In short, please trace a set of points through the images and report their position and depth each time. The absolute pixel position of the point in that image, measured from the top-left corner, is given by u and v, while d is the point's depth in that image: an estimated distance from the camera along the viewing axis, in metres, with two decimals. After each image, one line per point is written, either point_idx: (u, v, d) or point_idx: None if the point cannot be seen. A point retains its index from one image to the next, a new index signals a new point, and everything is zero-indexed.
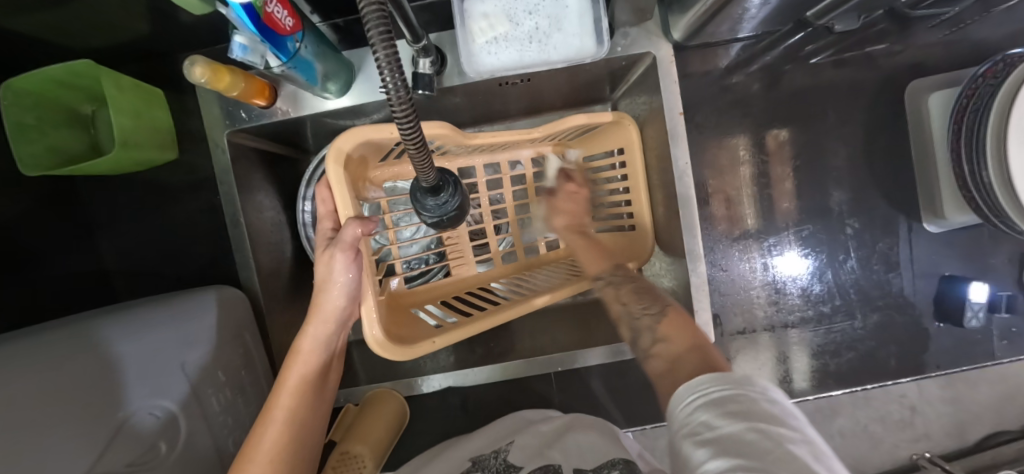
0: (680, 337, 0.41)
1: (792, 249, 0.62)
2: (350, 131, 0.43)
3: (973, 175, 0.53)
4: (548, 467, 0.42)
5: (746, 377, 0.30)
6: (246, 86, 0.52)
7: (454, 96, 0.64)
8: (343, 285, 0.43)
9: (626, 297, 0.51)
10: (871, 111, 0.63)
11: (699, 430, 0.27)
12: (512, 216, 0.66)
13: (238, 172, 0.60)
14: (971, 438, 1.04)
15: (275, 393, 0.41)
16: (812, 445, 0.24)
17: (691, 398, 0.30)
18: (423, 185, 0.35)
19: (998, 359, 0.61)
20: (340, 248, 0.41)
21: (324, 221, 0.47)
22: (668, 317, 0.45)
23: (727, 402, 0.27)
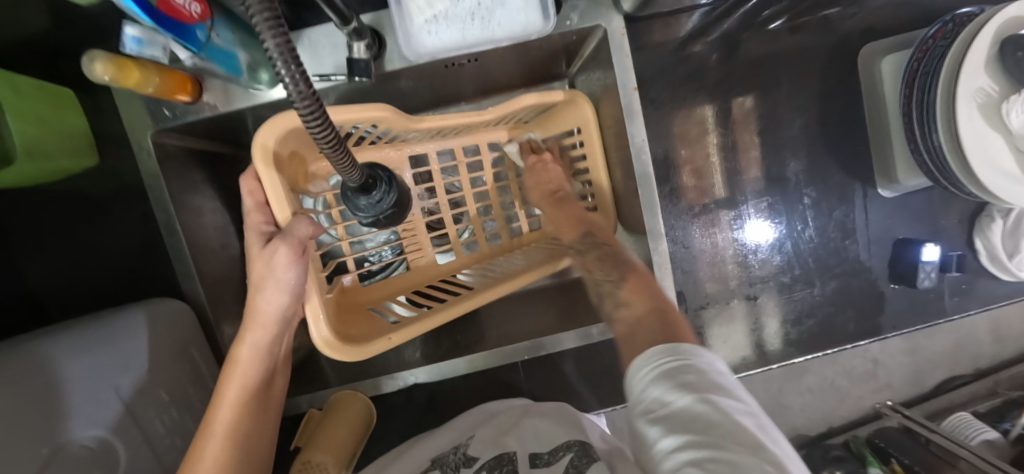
0: (639, 300, 0.40)
1: (755, 217, 0.62)
2: (274, 118, 0.39)
3: (924, 138, 0.53)
4: (502, 456, 0.40)
5: (692, 346, 0.29)
6: (161, 81, 0.47)
7: (399, 80, 0.60)
8: (284, 285, 0.39)
9: (592, 266, 0.49)
10: (825, 78, 0.63)
11: (651, 409, 0.26)
12: (471, 203, 0.63)
13: (168, 177, 0.55)
14: (926, 384, 1.10)
15: (214, 406, 0.38)
16: (757, 417, 0.24)
17: (643, 370, 0.29)
18: (350, 184, 0.32)
19: (949, 316, 0.63)
20: (287, 244, 0.38)
21: (256, 216, 0.43)
22: (629, 278, 0.44)
23: (677, 374, 0.26)
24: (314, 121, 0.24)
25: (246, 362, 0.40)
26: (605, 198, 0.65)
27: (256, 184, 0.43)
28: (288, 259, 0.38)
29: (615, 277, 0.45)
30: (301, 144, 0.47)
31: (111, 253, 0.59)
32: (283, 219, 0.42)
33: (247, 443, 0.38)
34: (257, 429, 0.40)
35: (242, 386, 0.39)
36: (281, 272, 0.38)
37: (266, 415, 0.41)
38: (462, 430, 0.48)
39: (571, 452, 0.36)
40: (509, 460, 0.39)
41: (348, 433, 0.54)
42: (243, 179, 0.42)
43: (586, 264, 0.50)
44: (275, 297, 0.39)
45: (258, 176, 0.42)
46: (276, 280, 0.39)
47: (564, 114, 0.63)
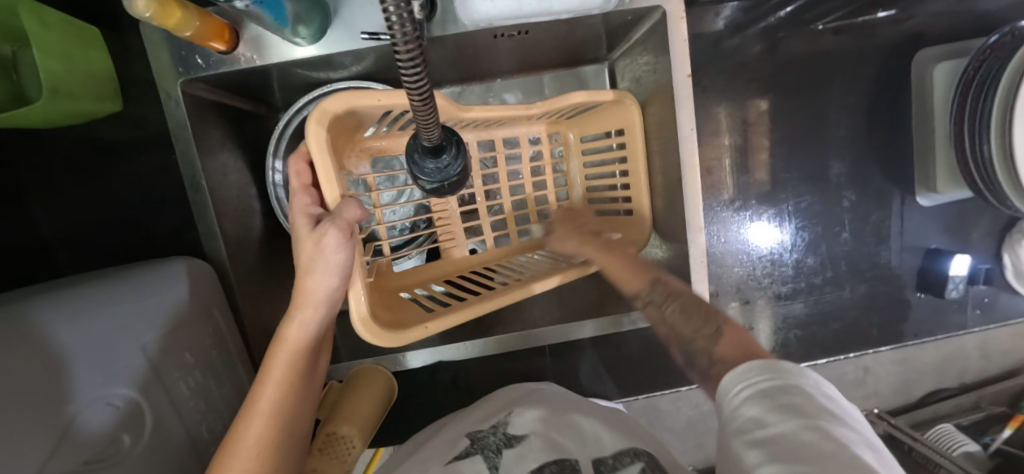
0: (737, 351, 0.34)
1: (761, 219, 0.62)
2: (339, 94, 0.38)
3: (973, 149, 0.53)
4: (563, 461, 0.37)
5: (797, 368, 0.28)
6: (201, 26, 0.44)
7: (443, 47, 0.57)
8: (333, 266, 0.36)
9: (675, 319, 0.43)
10: (873, 80, 0.62)
11: (746, 429, 0.25)
12: (506, 196, 0.63)
13: (198, 129, 0.52)
14: (916, 394, 1.12)
15: (258, 384, 0.36)
16: (872, 446, 0.22)
17: (737, 388, 0.28)
18: (423, 144, 0.30)
19: (970, 328, 0.64)
20: (336, 225, 0.35)
21: (301, 197, 0.40)
22: (724, 329, 0.38)
23: (773, 397, 0.25)
24: (411, 73, 0.23)
25: (293, 341, 0.38)
26: (642, 204, 0.62)
27: (305, 163, 0.41)
28: (339, 240, 0.35)
29: (708, 331, 0.39)
30: (351, 125, 0.45)
31: (131, 207, 0.56)
32: (332, 202, 0.38)
33: (290, 425, 0.36)
34: (299, 410, 0.38)
35: (288, 365, 0.37)
36: (331, 254, 0.36)
37: (308, 397, 0.39)
38: (494, 412, 0.47)
39: (640, 460, 0.37)
40: (571, 466, 0.36)
41: (371, 407, 0.53)
42: (293, 157, 0.40)
43: (666, 316, 0.44)
44: (325, 280, 0.36)
45: (307, 158, 0.41)
46: (325, 261, 0.36)
47: (608, 114, 0.62)
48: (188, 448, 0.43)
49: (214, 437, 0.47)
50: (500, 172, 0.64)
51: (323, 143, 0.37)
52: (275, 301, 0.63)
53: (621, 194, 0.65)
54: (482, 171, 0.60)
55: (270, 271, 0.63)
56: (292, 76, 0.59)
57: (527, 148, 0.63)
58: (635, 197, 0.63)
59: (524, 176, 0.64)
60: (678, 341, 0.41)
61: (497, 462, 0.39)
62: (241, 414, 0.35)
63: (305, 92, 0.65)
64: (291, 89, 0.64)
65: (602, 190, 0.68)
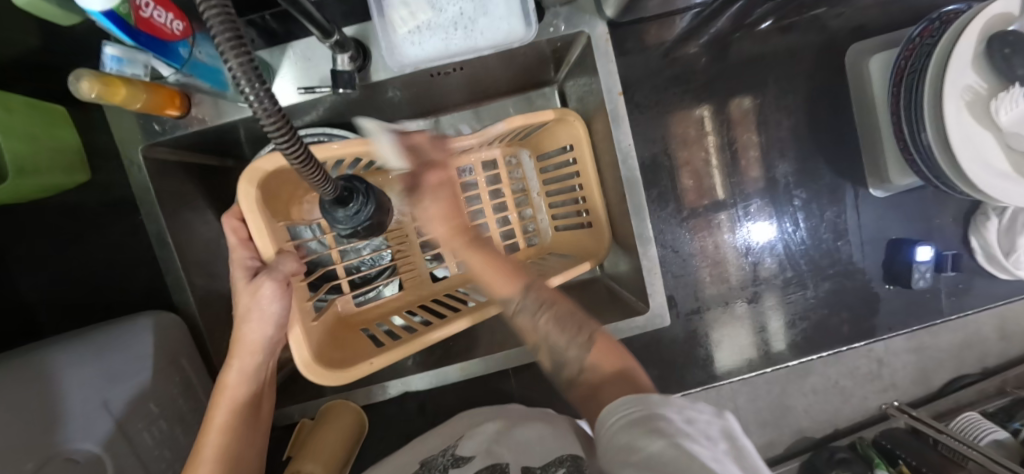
0: (607, 361, 0.41)
1: (762, 218, 0.62)
2: (266, 153, 0.39)
3: (912, 138, 0.53)
4: (495, 465, 0.37)
5: (647, 395, 0.34)
6: (149, 97, 0.47)
7: (386, 90, 0.60)
8: (268, 316, 0.39)
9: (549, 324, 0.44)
10: (812, 79, 0.62)
11: (620, 454, 0.30)
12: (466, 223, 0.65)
13: (159, 190, 0.56)
14: (935, 384, 1.08)
15: (203, 434, 0.38)
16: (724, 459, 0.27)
17: (620, 413, 0.33)
18: (326, 197, 0.32)
19: (947, 316, 0.63)
20: (271, 278, 0.38)
21: (241, 251, 0.41)
22: (595, 340, 0.43)
23: (648, 421, 0.31)
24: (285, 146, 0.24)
25: (235, 389, 0.40)
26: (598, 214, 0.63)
27: (238, 220, 0.41)
28: (274, 292, 0.38)
29: (582, 338, 0.43)
30: (287, 177, 0.47)
31: (106, 267, 0.59)
32: (268, 255, 0.40)
33: (235, 466, 0.38)
34: (245, 453, 0.40)
35: (230, 411, 0.39)
36: (267, 304, 0.38)
37: (254, 440, 0.41)
38: (448, 437, 0.48)
39: (564, 467, 0.35)
40: (500, 470, 0.36)
41: (339, 441, 0.54)
42: (225, 216, 0.40)
43: (540, 325, 0.45)
44: (261, 329, 0.38)
45: (240, 215, 0.42)
46: (260, 311, 0.38)
47: (558, 131, 0.63)
48: None
49: None
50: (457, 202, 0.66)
51: (252, 201, 0.40)
52: None
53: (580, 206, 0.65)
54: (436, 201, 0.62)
55: None
56: (258, 129, 0.63)
57: (480, 176, 0.67)
58: (592, 206, 0.64)
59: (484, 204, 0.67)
60: (549, 346, 0.44)
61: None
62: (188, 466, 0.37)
63: (266, 143, 0.68)
64: (251, 142, 0.67)
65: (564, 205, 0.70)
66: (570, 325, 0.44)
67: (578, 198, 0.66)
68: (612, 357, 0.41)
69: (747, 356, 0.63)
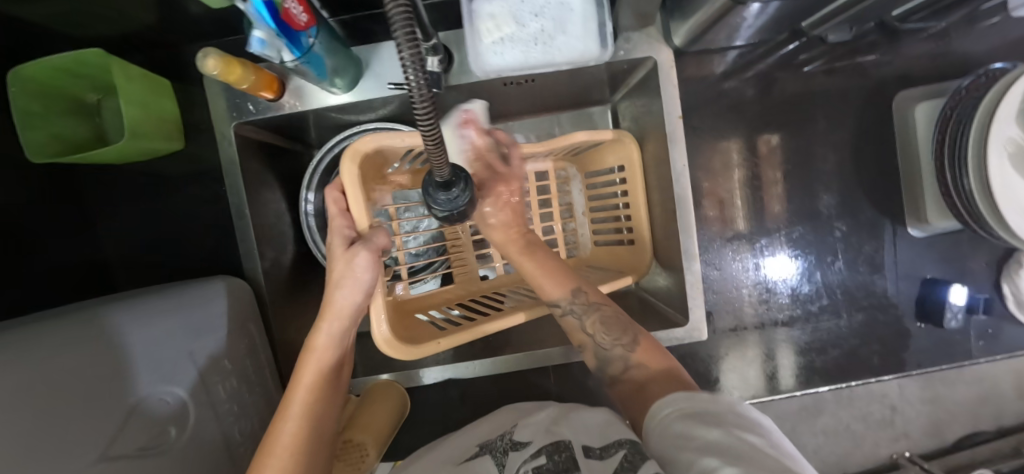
0: (651, 361, 0.45)
1: (782, 250, 0.65)
2: (371, 134, 0.44)
3: (954, 183, 0.56)
4: (557, 443, 0.40)
5: (692, 392, 0.38)
6: (255, 79, 0.52)
7: (459, 96, 0.64)
8: (358, 284, 0.42)
9: (593, 329, 0.49)
10: (858, 120, 0.66)
11: (677, 443, 0.33)
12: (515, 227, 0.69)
13: (244, 164, 0.60)
14: (948, 436, 1.08)
15: (292, 390, 0.42)
16: (775, 445, 0.31)
17: (666, 411, 0.37)
18: (435, 179, 0.36)
19: (975, 358, 0.64)
20: (368, 248, 0.42)
21: (339, 221, 0.45)
22: (639, 340, 0.47)
23: (694, 415, 0.34)
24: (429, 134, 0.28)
25: (321, 351, 0.43)
26: (642, 232, 0.66)
27: (339, 192, 0.46)
28: (369, 261, 0.42)
29: (626, 340, 0.48)
30: (376, 161, 0.51)
31: (184, 230, 0.64)
32: (363, 227, 0.45)
33: (318, 424, 0.41)
34: (325, 413, 0.42)
35: (315, 372, 0.43)
36: (360, 273, 0.42)
37: (332, 403, 0.44)
38: (504, 424, 0.50)
39: (624, 449, 0.36)
40: (564, 446, 0.39)
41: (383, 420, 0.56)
42: (328, 187, 0.45)
43: (586, 325, 0.50)
44: (352, 296, 0.42)
45: (341, 188, 0.46)
46: (353, 279, 0.42)
47: (609, 152, 0.67)
48: (221, 447, 0.47)
49: (245, 441, 0.51)
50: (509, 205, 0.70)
51: (355, 178, 0.44)
52: (301, 319, 0.69)
53: (624, 223, 0.69)
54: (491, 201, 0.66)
55: (297, 292, 0.69)
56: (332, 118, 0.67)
57: (533, 185, 0.70)
58: (637, 225, 0.67)
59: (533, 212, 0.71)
60: (594, 346, 0.49)
61: (502, 461, 0.41)
62: (276, 418, 0.40)
63: (337, 132, 0.73)
64: (324, 129, 0.71)
65: (605, 221, 0.72)
66: (614, 328, 0.49)
67: (621, 215, 0.69)
68: (651, 355, 0.46)
69: (773, 378, 0.65)
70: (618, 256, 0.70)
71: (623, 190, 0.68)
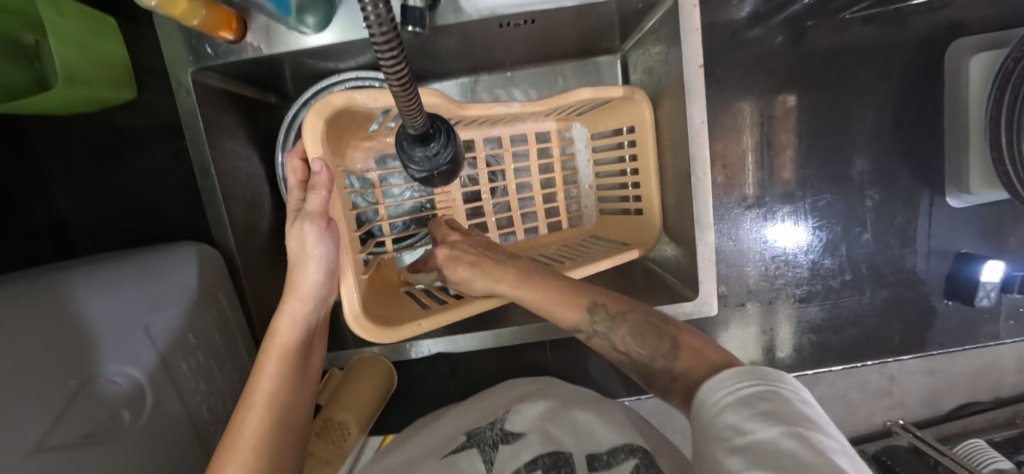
0: (701, 364, 0.33)
1: (804, 219, 0.59)
2: (340, 89, 0.38)
3: (1010, 147, 0.49)
4: (558, 454, 0.35)
5: (774, 373, 0.28)
6: (208, 15, 0.45)
7: (448, 38, 0.56)
8: (318, 258, 0.39)
9: (626, 343, 0.39)
10: (901, 75, 0.58)
11: (726, 433, 0.24)
12: (513, 194, 0.62)
13: (207, 117, 0.53)
14: (945, 407, 1.06)
15: (254, 378, 0.38)
16: (848, 452, 0.21)
17: (718, 394, 0.28)
18: (410, 132, 0.30)
19: (1001, 339, 0.60)
20: (309, 218, 0.38)
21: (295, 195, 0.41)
22: (682, 344, 0.36)
23: (751, 402, 0.25)
24: (396, 78, 0.22)
25: (284, 333, 0.39)
26: (650, 203, 0.60)
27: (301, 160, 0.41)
28: (318, 232, 0.38)
29: (664, 347, 0.36)
30: (344, 122, 0.44)
31: (147, 192, 0.58)
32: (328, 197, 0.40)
33: (287, 415, 0.37)
34: (296, 402, 0.39)
35: (280, 358, 0.39)
36: (312, 247, 0.38)
37: (304, 392, 0.40)
38: (494, 409, 0.46)
39: (636, 456, 0.34)
40: (566, 461, 0.35)
41: (370, 395, 0.53)
42: (288, 155, 0.40)
43: (617, 343, 0.40)
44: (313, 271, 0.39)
45: (302, 155, 0.41)
46: (310, 255, 0.38)
47: (618, 111, 0.60)
48: (187, 428, 0.43)
49: (216, 419, 0.47)
50: (507, 169, 0.63)
51: (317, 137, 0.37)
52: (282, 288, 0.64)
53: (630, 192, 0.62)
54: (487, 167, 0.60)
55: (276, 260, 0.64)
56: (305, 65, 0.59)
57: (533, 147, 0.62)
58: (645, 194, 0.60)
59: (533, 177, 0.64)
60: (634, 364, 0.39)
61: (492, 458, 0.37)
62: (239, 408, 0.36)
63: (314, 82, 0.65)
64: (300, 79, 0.64)
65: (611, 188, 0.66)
66: (647, 337, 0.38)
67: (628, 183, 0.63)
68: (698, 356, 0.34)
69: (784, 355, 0.61)
70: (623, 228, 0.64)
71: (631, 155, 0.61)
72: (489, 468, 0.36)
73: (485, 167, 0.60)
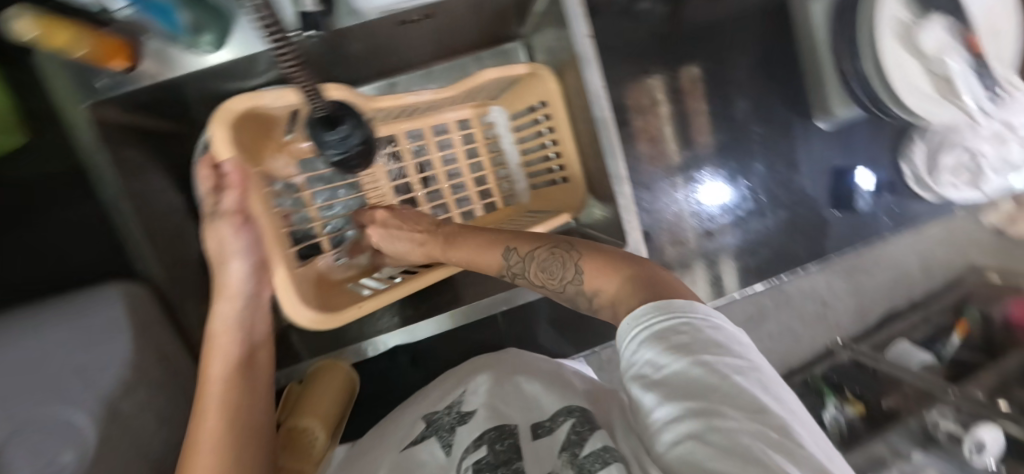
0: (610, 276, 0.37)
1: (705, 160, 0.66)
2: (241, 92, 0.39)
3: (854, 72, 0.59)
4: (503, 428, 0.37)
5: (682, 302, 0.31)
6: (93, 45, 0.41)
7: (352, 42, 0.57)
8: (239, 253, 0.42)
9: (539, 278, 0.42)
10: (762, 26, 0.67)
11: (646, 370, 0.27)
12: (442, 180, 0.64)
13: (113, 153, 0.51)
14: (873, 319, 1.18)
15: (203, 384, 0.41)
16: (753, 370, 0.26)
17: (634, 332, 0.30)
18: (314, 113, 0.32)
19: (882, 234, 0.71)
20: (224, 216, 0.41)
21: (210, 200, 0.41)
22: (586, 266, 0.39)
23: (668, 337, 0.28)
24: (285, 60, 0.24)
25: (222, 334, 0.43)
26: (574, 168, 0.65)
27: (212, 167, 0.41)
28: (233, 227, 0.42)
29: (570, 273, 0.40)
30: (254, 126, 0.45)
31: (64, 239, 0.56)
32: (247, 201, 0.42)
33: (242, 412, 0.41)
34: (250, 402, 0.42)
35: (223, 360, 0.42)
36: (231, 239, 0.42)
37: (256, 393, 0.43)
38: (453, 387, 0.47)
39: (573, 417, 0.35)
40: (509, 432, 0.37)
41: (334, 402, 0.53)
42: (199, 163, 0.40)
43: (532, 279, 0.43)
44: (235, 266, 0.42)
45: (213, 163, 0.41)
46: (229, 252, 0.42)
47: (528, 89, 0.64)
48: (142, 462, 0.42)
49: (173, 451, 0.46)
50: (433, 160, 0.65)
51: (227, 145, 0.38)
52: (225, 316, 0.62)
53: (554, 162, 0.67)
54: (414, 159, 0.62)
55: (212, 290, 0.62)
56: (211, 89, 0.58)
57: (455, 134, 0.65)
58: (567, 161, 0.65)
59: (461, 163, 0.66)
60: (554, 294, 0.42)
61: (450, 441, 0.39)
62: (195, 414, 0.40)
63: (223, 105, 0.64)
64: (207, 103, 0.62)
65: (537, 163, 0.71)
66: (555, 266, 0.41)
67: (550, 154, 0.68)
68: (604, 275, 0.38)
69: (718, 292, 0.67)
70: (555, 196, 0.68)
71: (547, 128, 0.66)
72: (448, 451, 0.38)
73: (411, 158, 0.62)
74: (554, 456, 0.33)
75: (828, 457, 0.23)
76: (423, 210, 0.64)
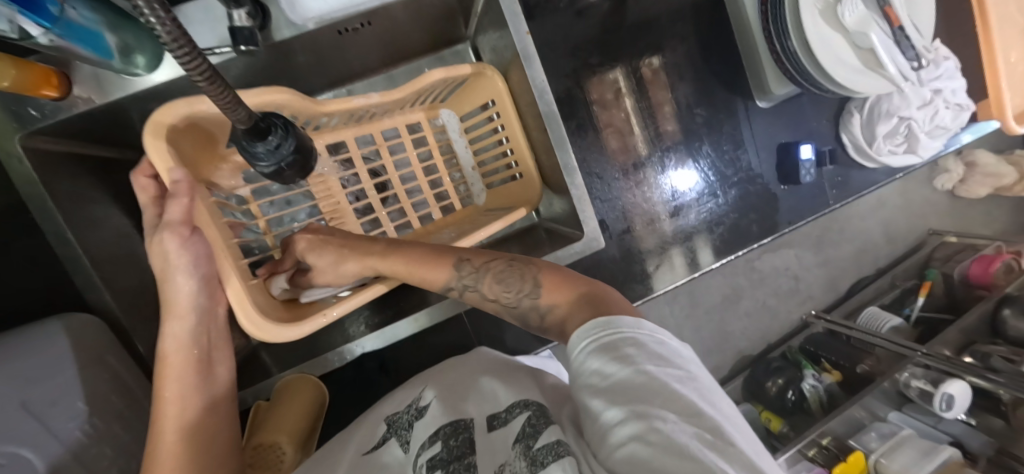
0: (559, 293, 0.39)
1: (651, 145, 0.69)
2: (170, 104, 0.38)
3: (783, 49, 0.62)
4: (458, 422, 0.37)
5: (629, 316, 0.32)
6: (19, 74, 0.42)
7: (293, 55, 0.57)
8: (190, 268, 0.39)
9: (494, 291, 0.43)
10: (696, 13, 0.69)
11: (593, 379, 0.29)
12: (398, 186, 0.65)
13: (50, 183, 0.49)
14: (841, 288, 1.23)
15: (157, 410, 0.40)
16: (691, 378, 0.27)
17: (583, 343, 0.31)
18: (243, 129, 0.31)
19: (830, 205, 0.74)
20: (173, 229, 0.38)
21: (150, 212, 0.41)
22: (542, 280, 0.41)
23: (616, 347, 0.29)
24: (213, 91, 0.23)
25: (174, 356, 0.41)
26: (528, 164, 0.65)
27: (149, 177, 0.41)
28: (181, 242, 0.38)
29: (527, 286, 0.41)
30: (193, 139, 0.44)
31: (14, 275, 0.55)
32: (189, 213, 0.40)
33: (203, 434, 0.40)
34: (210, 423, 0.42)
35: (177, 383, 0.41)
36: (179, 258, 0.38)
37: (215, 412, 0.43)
38: (412, 390, 0.47)
39: (528, 410, 0.35)
40: (464, 426, 0.36)
41: (299, 416, 0.53)
42: (133, 174, 0.40)
43: (485, 292, 0.44)
44: (183, 285, 0.39)
45: (150, 172, 0.41)
46: (175, 269, 0.39)
47: (476, 89, 0.64)
48: None
49: None
50: (387, 165, 0.66)
51: (163, 158, 0.38)
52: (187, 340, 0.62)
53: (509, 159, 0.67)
54: (366, 166, 0.62)
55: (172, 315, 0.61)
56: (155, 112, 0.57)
57: (407, 138, 0.65)
58: (521, 158, 0.66)
59: (416, 166, 0.67)
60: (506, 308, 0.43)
61: (407, 438, 0.39)
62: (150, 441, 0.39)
63: None
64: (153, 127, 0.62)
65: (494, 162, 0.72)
66: (511, 280, 0.42)
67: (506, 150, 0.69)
68: (557, 291, 0.40)
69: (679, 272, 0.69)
70: (512, 192, 0.68)
71: (500, 124, 0.66)
72: (405, 448, 0.39)
73: (364, 165, 0.63)
74: (507, 448, 0.32)
75: (761, 460, 0.24)
76: (380, 216, 0.64)
